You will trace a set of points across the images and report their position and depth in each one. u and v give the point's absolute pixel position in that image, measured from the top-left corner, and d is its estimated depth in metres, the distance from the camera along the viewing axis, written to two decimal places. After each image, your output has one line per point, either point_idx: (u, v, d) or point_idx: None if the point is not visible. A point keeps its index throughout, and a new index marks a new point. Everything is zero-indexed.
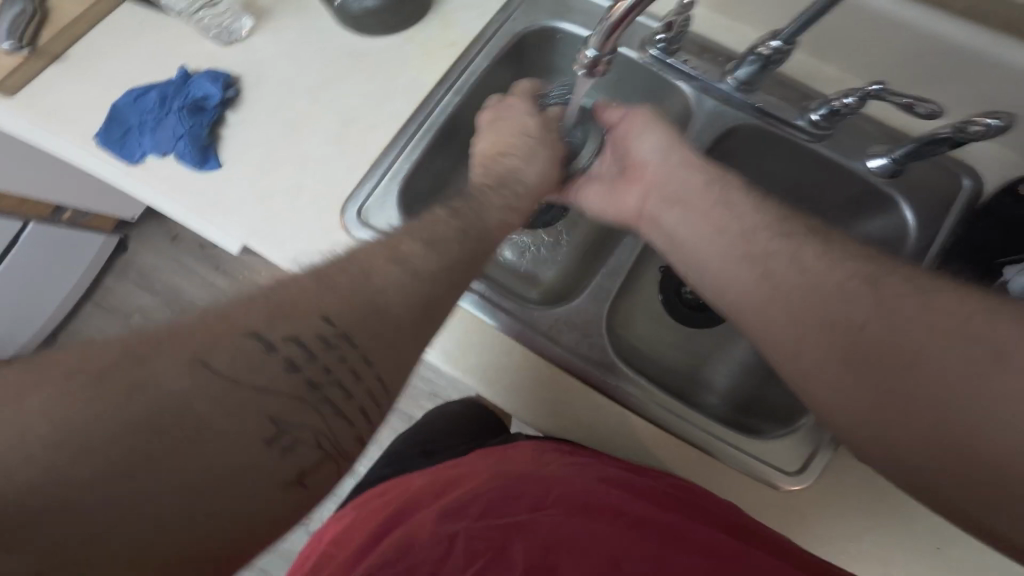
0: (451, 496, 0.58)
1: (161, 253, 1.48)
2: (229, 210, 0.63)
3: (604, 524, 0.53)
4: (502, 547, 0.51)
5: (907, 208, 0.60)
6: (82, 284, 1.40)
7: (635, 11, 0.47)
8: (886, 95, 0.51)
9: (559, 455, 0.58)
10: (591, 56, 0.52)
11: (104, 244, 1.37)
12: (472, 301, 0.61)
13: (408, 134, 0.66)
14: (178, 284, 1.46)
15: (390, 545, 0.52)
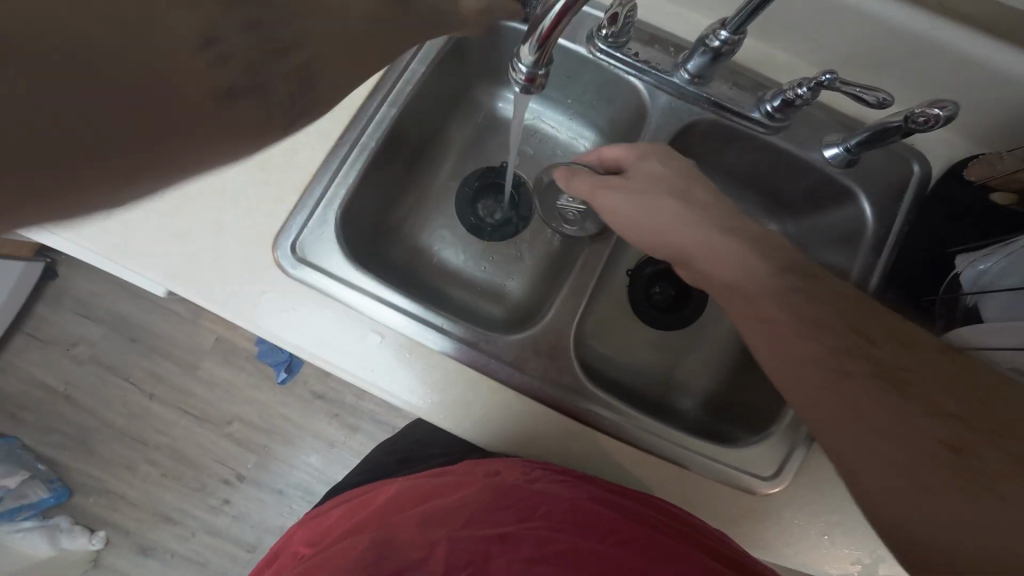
0: (436, 501, 0.55)
1: (99, 278, 1.38)
2: (142, 252, 0.56)
3: (593, 541, 0.51)
4: (480, 558, 0.50)
5: (864, 200, 0.59)
6: (10, 314, 1.29)
7: (563, 19, 0.42)
8: (838, 85, 0.48)
9: (551, 472, 0.54)
10: (526, 71, 0.47)
11: (30, 271, 1.27)
12: (428, 335, 0.57)
13: (341, 157, 0.59)
14: (123, 309, 1.37)
15: (369, 541, 0.52)
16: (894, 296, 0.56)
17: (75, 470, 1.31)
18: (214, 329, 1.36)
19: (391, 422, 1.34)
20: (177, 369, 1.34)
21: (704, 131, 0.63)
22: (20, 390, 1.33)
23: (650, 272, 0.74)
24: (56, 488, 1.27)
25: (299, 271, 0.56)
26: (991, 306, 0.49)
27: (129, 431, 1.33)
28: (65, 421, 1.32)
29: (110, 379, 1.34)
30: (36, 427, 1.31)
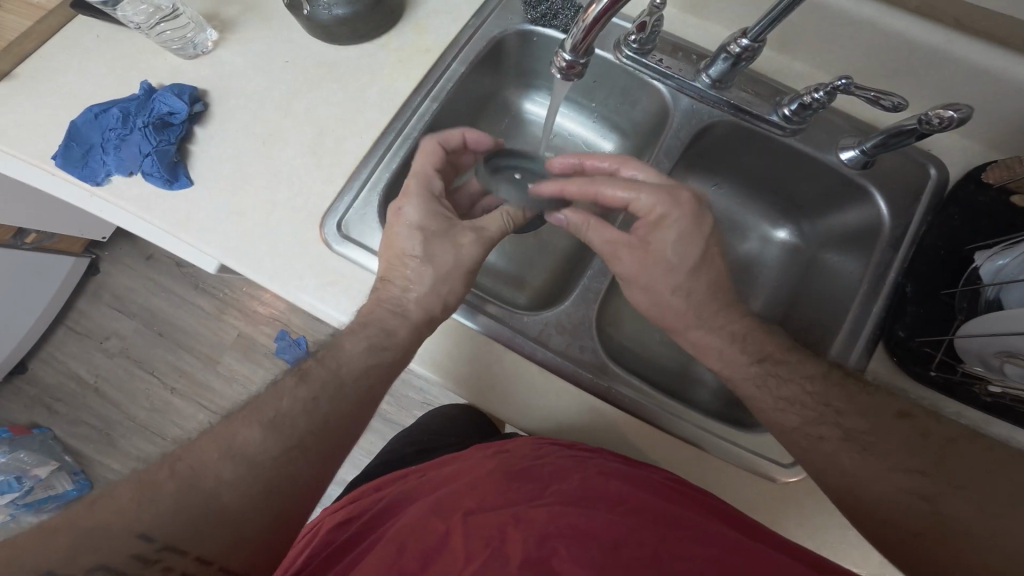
0: (448, 488, 0.56)
1: (137, 274, 1.47)
2: (205, 229, 0.62)
3: (605, 512, 0.51)
4: (498, 540, 0.47)
5: (881, 198, 0.62)
6: (55, 306, 1.38)
7: (604, 19, 0.47)
8: (853, 89, 0.52)
9: (558, 448, 0.58)
10: (568, 59, 0.52)
11: (76, 264, 1.36)
12: (461, 310, 0.61)
13: (386, 145, 0.65)
14: (155, 304, 1.45)
15: (387, 537, 0.51)
16: (914, 292, 0.57)
17: (95, 463, 1.37)
18: (238, 325, 1.44)
19: (399, 422, 1.39)
20: (199, 363, 1.42)
21: (723, 133, 0.67)
22: (54, 380, 1.41)
23: None
24: (78, 480, 1.35)
25: (345, 247, 0.61)
26: (1013, 295, 0.51)
27: (149, 425, 1.39)
28: (92, 412, 1.40)
29: (138, 373, 1.42)
30: (64, 418, 1.39)
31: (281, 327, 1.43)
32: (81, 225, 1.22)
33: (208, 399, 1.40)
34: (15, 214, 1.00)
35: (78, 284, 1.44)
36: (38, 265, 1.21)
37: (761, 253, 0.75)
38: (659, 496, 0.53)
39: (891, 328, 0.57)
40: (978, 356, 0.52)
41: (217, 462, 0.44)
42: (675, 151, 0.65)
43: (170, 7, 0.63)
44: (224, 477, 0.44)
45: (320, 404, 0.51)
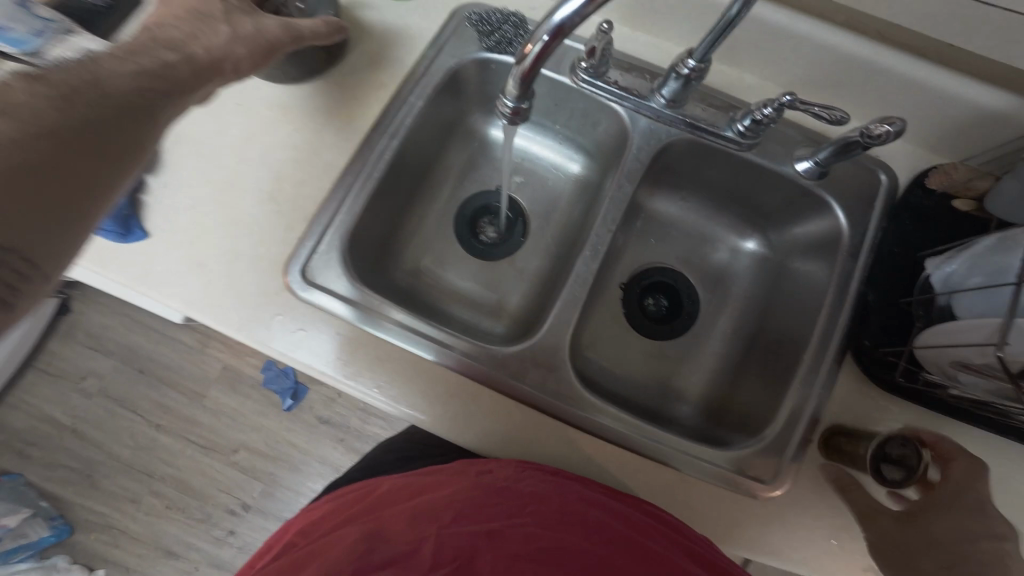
0: (431, 500, 0.57)
1: (108, 311, 1.42)
2: (164, 281, 0.61)
3: (576, 537, 0.53)
4: (468, 555, 0.52)
5: (839, 208, 0.63)
6: (25, 349, 1.34)
7: (543, 59, 0.46)
8: (797, 104, 0.52)
9: (542, 474, 0.55)
10: (511, 105, 0.52)
11: (45, 305, 1.32)
12: (433, 352, 0.60)
13: (346, 187, 0.64)
14: (130, 341, 1.41)
15: (359, 533, 0.54)
16: (876, 299, 0.59)
17: (79, 506, 1.33)
18: (221, 358, 1.40)
19: None
20: (183, 399, 1.38)
21: (684, 151, 0.68)
22: (28, 425, 1.37)
23: (639, 288, 0.77)
24: (57, 525, 1.31)
25: (309, 295, 0.60)
26: (962, 304, 0.52)
27: (135, 463, 1.35)
28: (71, 455, 1.35)
29: (118, 412, 1.37)
30: (41, 462, 1.35)
31: (267, 357, 1.40)
32: None
33: (196, 433, 1.37)
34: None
35: (49, 324, 1.39)
36: None
37: (731, 264, 0.76)
38: (629, 525, 0.52)
39: (858, 338, 0.58)
40: (937, 365, 0.52)
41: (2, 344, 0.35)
42: (637, 175, 0.67)
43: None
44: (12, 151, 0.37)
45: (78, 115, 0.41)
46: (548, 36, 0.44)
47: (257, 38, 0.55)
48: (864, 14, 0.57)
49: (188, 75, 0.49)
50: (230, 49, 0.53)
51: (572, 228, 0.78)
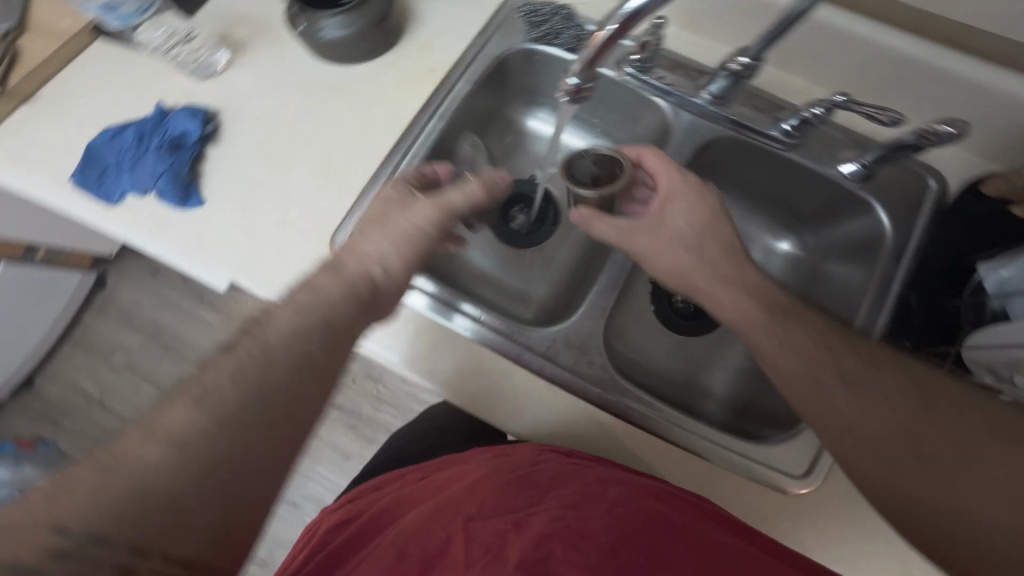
0: (448, 493, 0.57)
1: (141, 288, 1.49)
2: (216, 247, 0.64)
3: (602, 514, 0.52)
4: (498, 546, 0.50)
5: (883, 212, 0.62)
6: (63, 322, 1.41)
7: (614, 42, 0.47)
8: (851, 105, 0.51)
9: (558, 457, 0.57)
10: (574, 83, 0.54)
11: (83, 280, 1.38)
12: (471, 329, 0.62)
13: (391, 165, 0.66)
14: (159, 319, 1.47)
15: (387, 541, 0.54)
16: (917, 302, 0.58)
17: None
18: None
19: None
20: None
21: (726, 148, 0.68)
22: (60, 396, 1.43)
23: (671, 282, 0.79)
24: None
25: None
26: (1018, 307, 0.51)
27: None
28: (96, 427, 1.41)
29: (142, 386, 1.43)
30: (69, 433, 1.40)
31: (287, 340, 1.44)
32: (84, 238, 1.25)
33: None
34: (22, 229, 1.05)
35: (85, 299, 1.46)
36: (44, 281, 1.23)
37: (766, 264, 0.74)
38: (653, 497, 0.53)
39: (898, 340, 0.59)
40: (986, 367, 0.52)
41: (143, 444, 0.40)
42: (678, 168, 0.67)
43: (187, 31, 0.69)
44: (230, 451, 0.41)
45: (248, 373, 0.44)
46: (617, 26, 0.46)
47: (404, 230, 0.56)
48: (923, 13, 0.57)
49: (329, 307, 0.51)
50: (379, 250, 0.55)
51: None
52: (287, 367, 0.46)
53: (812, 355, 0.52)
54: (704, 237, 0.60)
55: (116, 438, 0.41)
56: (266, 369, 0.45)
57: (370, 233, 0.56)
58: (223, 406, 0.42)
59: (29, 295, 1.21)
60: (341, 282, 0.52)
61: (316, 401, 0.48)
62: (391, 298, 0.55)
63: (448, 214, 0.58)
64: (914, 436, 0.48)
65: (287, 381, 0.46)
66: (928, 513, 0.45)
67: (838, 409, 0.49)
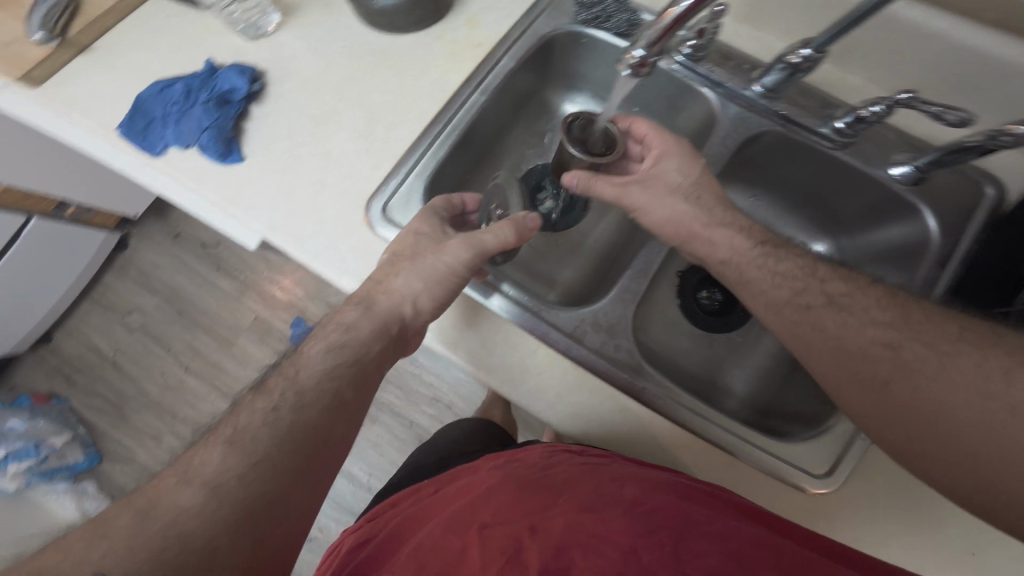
0: (462, 501, 0.52)
1: (161, 252, 1.51)
2: (253, 204, 0.64)
3: (621, 514, 0.47)
4: (514, 549, 0.44)
5: (931, 217, 0.61)
6: (84, 279, 1.44)
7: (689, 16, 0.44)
8: (915, 103, 0.49)
9: (569, 456, 0.57)
10: (639, 56, 0.49)
11: (106, 239, 1.41)
12: (503, 302, 0.62)
13: (432, 135, 0.67)
14: (176, 283, 1.49)
15: (407, 552, 0.47)
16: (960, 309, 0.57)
17: (107, 436, 1.40)
18: (255, 308, 1.46)
19: (405, 415, 1.40)
20: (214, 344, 1.45)
21: (772, 143, 0.66)
22: (75, 353, 1.46)
23: (697, 278, 0.79)
24: (90, 452, 1.37)
25: (387, 230, 0.62)
26: None
27: (161, 402, 1.42)
28: (106, 386, 1.44)
29: (153, 348, 1.45)
30: (81, 390, 1.43)
31: (297, 313, 1.45)
32: (111, 195, 1.28)
33: (219, 379, 1.43)
34: (53, 186, 1.10)
35: (105, 259, 1.48)
36: (69, 236, 1.26)
37: None
38: (669, 492, 0.50)
39: None
40: None
41: (180, 491, 0.47)
42: (721, 159, 0.66)
43: None
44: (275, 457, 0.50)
45: (281, 414, 0.52)
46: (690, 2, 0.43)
47: (435, 268, 0.57)
48: (997, 12, 0.55)
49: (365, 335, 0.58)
50: (410, 289, 0.57)
51: None
52: (321, 409, 0.54)
53: (797, 288, 0.56)
54: (701, 189, 0.61)
55: (150, 484, 0.49)
56: (301, 410, 0.53)
57: (403, 270, 0.58)
58: (255, 448, 0.49)
59: (55, 248, 1.24)
60: (374, 318, 0.58)
61: (345, 438, 0.55)
62: (416, 333, 0.61)
63: (482, 255, 0.58)
64: (895, 349, 0.51)
65: (316, 420, 0.53)
66: (914, 426, 0.49)
67: (822, 332, 0.54)
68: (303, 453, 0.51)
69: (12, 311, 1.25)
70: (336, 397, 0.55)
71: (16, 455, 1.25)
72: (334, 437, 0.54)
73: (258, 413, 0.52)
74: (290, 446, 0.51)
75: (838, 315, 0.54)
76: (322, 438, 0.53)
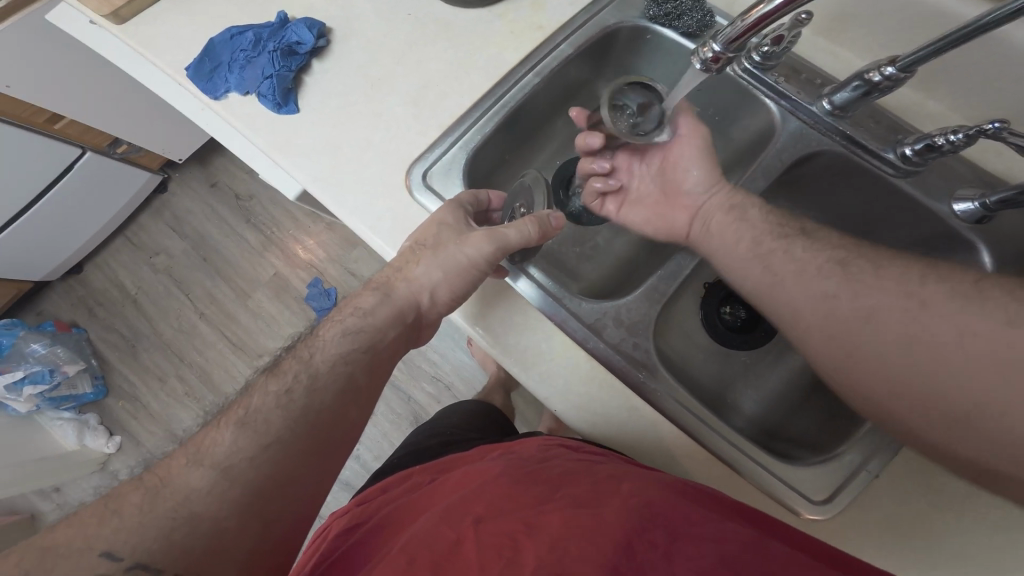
0: (460, 493, 0.51)
1: (197, 198, 1.55)
2: (300, 154, 0.66)
3: (613, 508, 0.46)
4: (511, 548, 0.43)
5: (988, 255, 0.58)
6: (120, 217, 1.49)
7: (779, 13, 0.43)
8: (1004, 135, 0.46)
9: (566, 451, 0.58)
10: (716, 50, 0.47)
11: (148, 181, 1.46)
12: (530, 285, 0.62)
13: (483, 109, 0.67)
14: (205, 230, 1.53)
15: (398, 547, 0.46)
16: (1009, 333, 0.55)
17: (116, 372, 1.46)
18: (276, 264, 1.49)
19: (405, 389, 1.41)
20: (232, 294, 1.49)
21: (828, 163, 0.65)
22: (102, 287, 1.52)
23: (723, 293, 0.77)
24: (97, 385, 1.42)
25: (426, 196, 0.63)
26: None
27: (173, 345, 1.47)
28: (125, 322, 1.49)
29: (174, 292, 1.50)
30: (101, 323, 1.49)
31: (316, 274, 1.47)
32: (161, 139, 1.33)
33: (231, 329, 1.47)
34: (107, 120, 1.14)
35: (144, 200, 1.53)
36: (117, 175, 1.31)
37: None
38: (663, 490, 0.49)
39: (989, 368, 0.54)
40: None
41: (188, 471, 0.45)
42: (775, 172, 0.64)
43: None
44: (278, 437, 0.49)
45: (295, 397, 0.52)
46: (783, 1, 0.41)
47: (456, 260, 0.57)
48: None
49: (381, 318, 0.59)
50: (429, 279, 0.58)
51: None
52: (334, 393, 0.54)
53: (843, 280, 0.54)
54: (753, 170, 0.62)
55: (159, 463, 0.47)
56: (314, 394, 0.53)
57: (423, 258, 0.58)
58: (268, 430, 0.49)
59: (101, 183, 1.28)
60: (393, 306, 0.59)
61: (357, 422, 0.56)
62: (429, 324, 0.63)
63: (502, 250, 0.58)
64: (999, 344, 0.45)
65: (330, 401, 0.54)
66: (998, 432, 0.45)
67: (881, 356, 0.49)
68: (307, 428, 0.51)
69: (52, 239, 1.30)
70: (352, 374, 0.56)
71: (31, 378, 1.26)
72: (339, 408, 0.54)
73: (269, 396, 0.52)
74: (304, 428, 0.51)
75: (911, 337, 0.49)
76: (331, 420, 0.53)
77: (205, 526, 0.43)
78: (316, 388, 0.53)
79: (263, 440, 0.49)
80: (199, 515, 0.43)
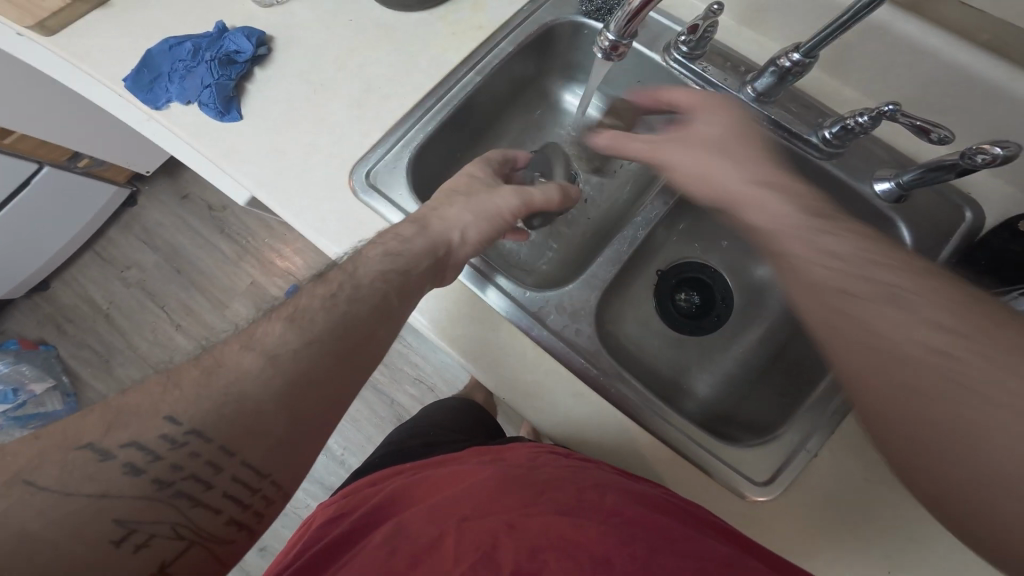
0: (445, 494, 0.52)
1: (167, 210, 1.54)
2: (242, 160, 0.66)
3: (594, 521, 0.47)
4: (489, 545, 0.45)
5: (907, 231, 0.61)
6: (87, 233, 1.47)
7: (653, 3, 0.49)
8: (899, 115, 0.49)
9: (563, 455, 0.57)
10: (611, 40, 0.54)
11: (115, 195, 1.44)
12: (497, 294, 0.64)
13: (425, 109, 0.68)
14: (178, 242, 1.52)
15: (378, 538, 0.48)
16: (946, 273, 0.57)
17: (89, 387, 1.43)
18: (252, 274, 1.49)
19: (387, 392, 1.42)
20: (207, 305, 1.47)
21: None
22: (71, 303, 1.49)
23: (674, 281, 0.80)
24: (68, 401, 1.40)
25: (370, 196, 0.64)
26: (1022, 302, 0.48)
27: (148, 358, 1.45)
28: (98, 338, 1.47)
29: (149, 305, 1.48)
30: (71, 339, 1.46)
31: (292, 282, 1.46)
32: (124, 152, 1.32)
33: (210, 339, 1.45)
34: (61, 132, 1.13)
35: (112, 215, 1.51)
36: (79, 189, 1.29)
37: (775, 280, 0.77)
38: (649, 504, 0.50)
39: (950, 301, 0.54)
40: None
41: (242, 353, 0.44)
42: None
43: None
44: (330, 349, 0.48)
45: (339, 302, 0.51)
46: None
47: (487, 205, 0.62)
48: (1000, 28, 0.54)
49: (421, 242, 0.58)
50: (461, 217, 0.61)
51: (619, 207, 0.81)
52: (372, 309, 0.52)
53: None
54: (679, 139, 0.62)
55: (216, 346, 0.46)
56: (355, 303, 0.51)
57: (457, 201, 0.62)
58: (313, 327, 0.48)
59: (63, 198, 1.26)
60: (430, 235, 0.58)
61: None
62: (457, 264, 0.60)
63: (444, 246, 0.59)
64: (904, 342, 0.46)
65: (361, 319, 0.51)
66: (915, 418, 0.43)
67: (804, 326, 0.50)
68: (353, 354, 0.49)
69: (15, 253, 1.28)
70: None
71: None
72: None
73: (316, 297, 0.50)
74: (343, 349, 0.49)
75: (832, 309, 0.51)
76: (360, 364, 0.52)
77: (255, 414, 0.42)
78: (361, 301, 0.52)
79: (318, 340, 0.47)
80: (250, 397, 0.42)
